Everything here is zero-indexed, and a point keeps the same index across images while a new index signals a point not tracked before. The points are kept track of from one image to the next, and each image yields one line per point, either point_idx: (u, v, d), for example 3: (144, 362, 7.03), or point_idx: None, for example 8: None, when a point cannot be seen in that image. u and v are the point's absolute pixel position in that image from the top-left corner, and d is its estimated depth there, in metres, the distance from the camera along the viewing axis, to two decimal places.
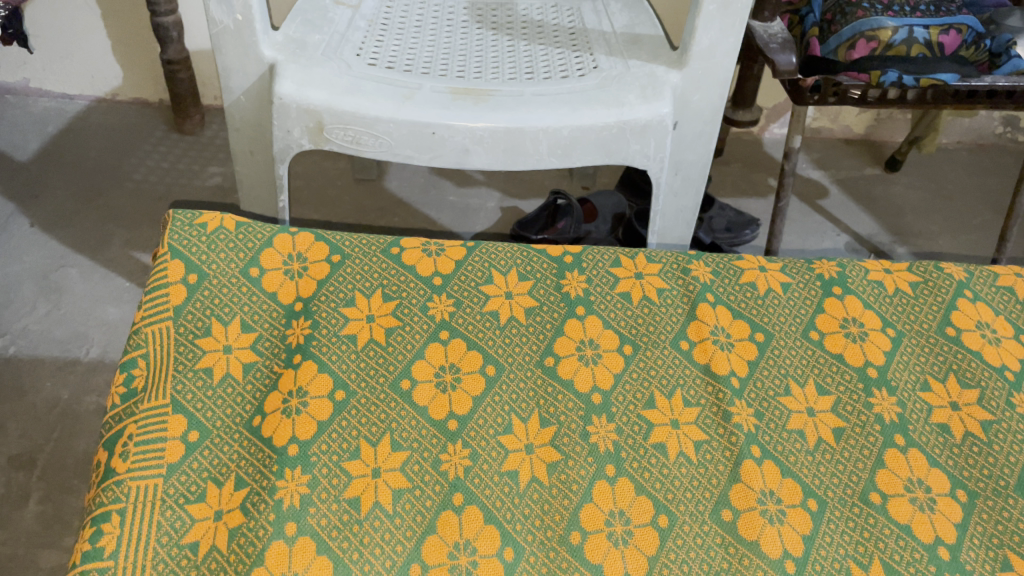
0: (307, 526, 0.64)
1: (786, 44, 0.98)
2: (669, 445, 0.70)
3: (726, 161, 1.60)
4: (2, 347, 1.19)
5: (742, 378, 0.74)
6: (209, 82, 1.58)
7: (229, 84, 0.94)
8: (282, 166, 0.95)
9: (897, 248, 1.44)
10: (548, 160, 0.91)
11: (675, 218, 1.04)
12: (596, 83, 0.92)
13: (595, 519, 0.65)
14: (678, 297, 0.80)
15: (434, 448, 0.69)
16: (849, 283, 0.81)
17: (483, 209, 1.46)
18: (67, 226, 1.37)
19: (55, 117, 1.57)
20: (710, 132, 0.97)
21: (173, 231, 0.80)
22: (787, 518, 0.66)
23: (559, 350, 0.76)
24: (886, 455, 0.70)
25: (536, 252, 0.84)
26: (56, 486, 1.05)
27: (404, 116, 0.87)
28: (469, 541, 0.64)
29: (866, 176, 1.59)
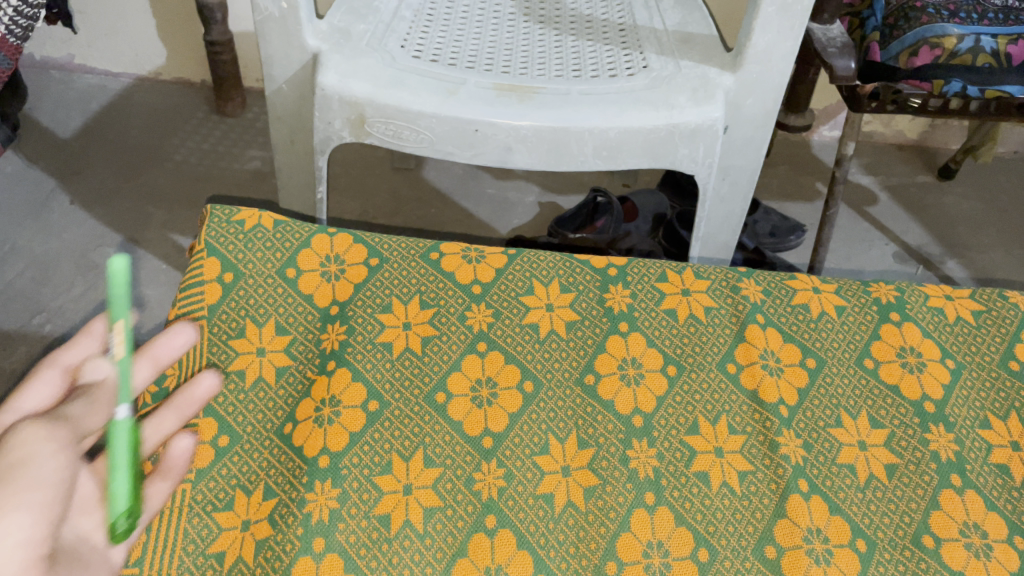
0: (335, 543, 0.62)
1: (845, 48, 0.92)
2: (713, 474, 0.67)
3: (773, 163, 1.56)
4: (39, 325, 1.19)
5: (792, 407, 0.71)
6: (251, 64, 1.57)
7: (271, 72, 0.92)
8: (322, 157, 0.93)
9: (948, 261, 1.39)
10: (593, 161, 0.88)
11: (721, 224, 1.01)
12: (646, 83, 0.88)
13: (632, 550, 0.63)
14: (726, 316, 0.77)
15: (467, 465, 0.67)
16: (907, 309, 0.77)
17: (522, 203, 1.44)
18: (106, 204, 1.36)
19: (98, 95, 1.56)
20: (763, 137, 0.93)
21: (209, 227, 0.79)
22: (834, 558, 0.63)
23: (599, 368, 0.73)
24: (941, 496, 0.66)
25: (579, 262, 0.81)
26: None
27: (448, 111, 0.84)
28: (502, 567, 0.62)
29: (918, 184, 1.53)
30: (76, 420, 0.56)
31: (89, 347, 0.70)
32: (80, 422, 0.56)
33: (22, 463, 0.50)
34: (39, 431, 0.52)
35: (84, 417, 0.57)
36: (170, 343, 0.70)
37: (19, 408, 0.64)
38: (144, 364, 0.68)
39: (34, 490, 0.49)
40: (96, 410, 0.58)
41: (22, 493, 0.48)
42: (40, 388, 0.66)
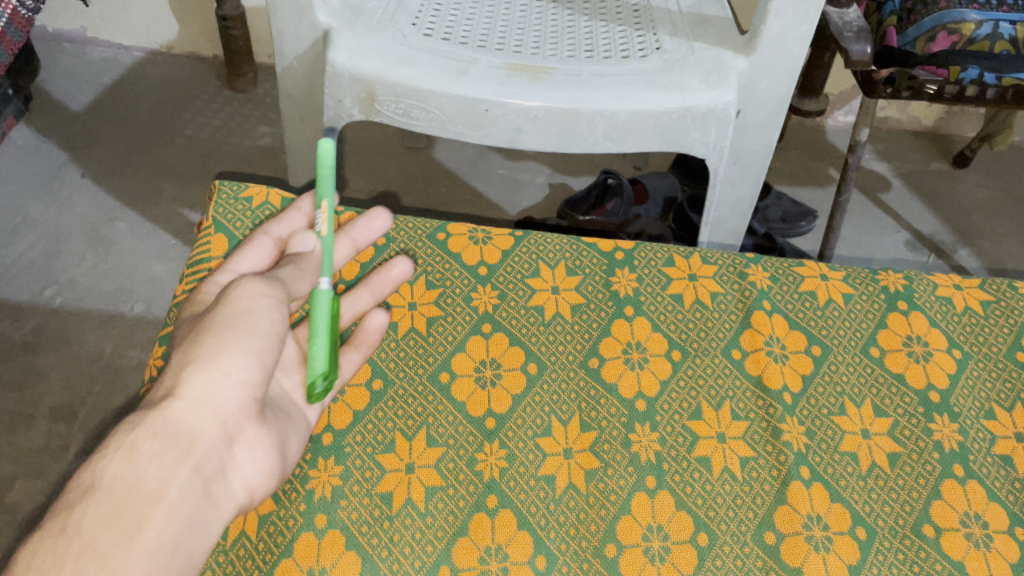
0: (337, 519, 0.64)
1: (861, 33, 0.89)
2: (714, 459, 0.67)
3: (786, 147, 1.54)
4: (50, 297, 1.20)
5: (796, 394, 0.71)
6: (263, 40, 1.56)
7: (282, 48, 0.91)
8: (332, 135, 0.93)
9: (960, 250, 1.38)
10: (603, 144, 0.87)
11: (731, 210, 1.00)
12: (658, 65, 0.88)
13: (632, 533, 0.63)
14: (732, 302, 0.77)
15: (469, 446, 0.68)
16: (915, 298, 0.77)
17: (532, 184, 1.43)
18: (117, 178, 1.37)
19: (110, 68, 1.56)
20: (775, 121, 0.92)
21: (218, 203, 0.79)
22: (833, 545, 0.63)
23: (603, 351, 0.73)
24: (943, 485, 0.66)
25: (586, 245, 0.80)
26: (95, 440, 1.06)
27: (458, 90, 0.84)
28: (501, 546, 0.63)
29: (932, 172, 1.51)
30: (290, 283, 0.63)
31: (295, 220, 0.76)
32: (291, 284, 0.63)
33: (246, 314, 0.59)
34: (259, 287, 0.60)
35: (294, 282, 0.64)
36: (369, 227, 0.77)
37: (238, 269, 0.71)
38: (344, 242, 0.76)
39: (254, 339, 0.58)
40: (302, 279, 0.65)
41: (241, 341, 0.58)
42: (256, 249, 0.72)
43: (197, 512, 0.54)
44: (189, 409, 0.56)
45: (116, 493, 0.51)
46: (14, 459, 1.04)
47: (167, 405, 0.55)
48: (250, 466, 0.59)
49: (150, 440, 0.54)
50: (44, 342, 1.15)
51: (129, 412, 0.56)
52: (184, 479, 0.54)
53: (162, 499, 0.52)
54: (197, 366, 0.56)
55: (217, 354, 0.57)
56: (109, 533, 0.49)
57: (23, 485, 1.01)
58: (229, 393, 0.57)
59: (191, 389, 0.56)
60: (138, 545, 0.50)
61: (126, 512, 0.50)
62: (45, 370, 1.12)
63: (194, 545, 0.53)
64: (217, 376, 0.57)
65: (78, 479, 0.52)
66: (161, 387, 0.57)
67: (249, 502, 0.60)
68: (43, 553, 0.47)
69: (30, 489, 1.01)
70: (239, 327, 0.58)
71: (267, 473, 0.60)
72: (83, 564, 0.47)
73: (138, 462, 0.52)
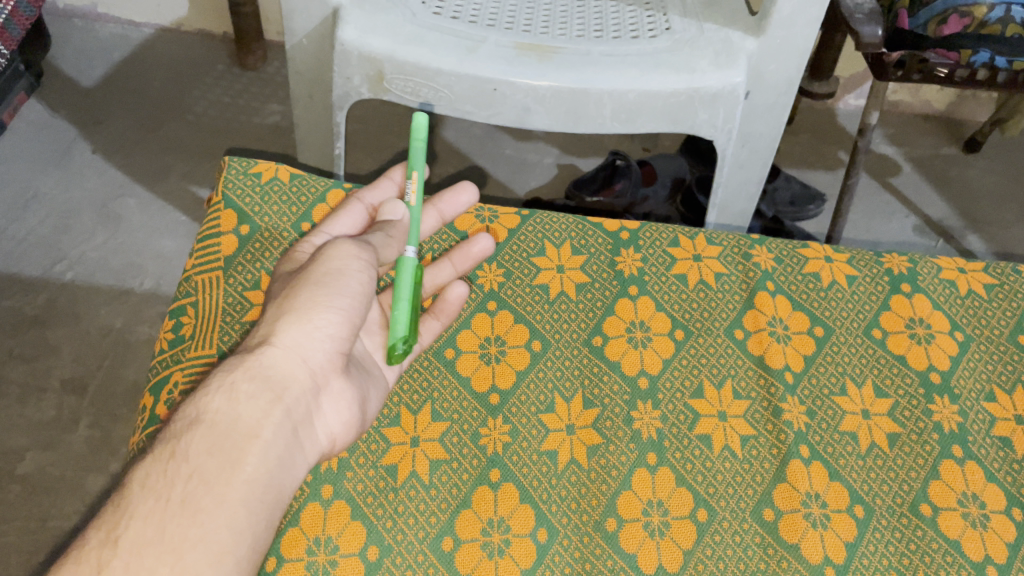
0: (343, 490, 0.65)
1: (873, 15, 0.89)
2: (714, 437, 0.68)
3: (797, 130, 1.54)
4: (60, 272, 1.21)
5: (797, 373, 0.72)
6: (273, 18, 1.55)
7: (292, 26, 0.92)
8: (340, 113, 0.93)
9: (968, 235, 1.38)
10: (611, 124, 0.87)
11: (738, 191, 1.00)
12: (667, 46, 0.87)
13: (632, 508, 0.65)
14: (736, 283, 0.77)
15: (473, 421, 0.69)
16: (919, 281, 0.77)
17: (540, 165, 1.43)
18: (127, 155, 1.37)
19: (120, 44, 1.56)
20: (784, 103, 0.92)
21: (227, 178, 0.80)
22: (830, 523, 0.64)
23: (607, 330, 0.74)
24: (941, 466, 0.67)
25: (591, 225, 0.81)
26: (105, 413, 1.08)
27: (466, 69, 0.84)
28: (503, 519, 0.64)
29: (943, 156, 1.50)
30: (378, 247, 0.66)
31: (385, 189, 0.78)
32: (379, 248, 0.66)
33: (338, 273, 0.61)
34: (351, 248, 0.63)
35: (382, 249, 0.67)
36: (456, 200, 0.79)
37: (332, 232, 0.73)
38: (429, 214, 0.78)
39: (344, 297, 0.61)
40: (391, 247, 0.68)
41: (332, 298, 0.60)
42: (348, 214, 0.75)
43: (289, 452, 0.58)
44: (283, 357, 0.59)
45: (218, 427, 0.55)
46: (25, 431, 1.05)
47: (263, 352, 0.59)
48: (333, 416, 0.63)
49: (248, 381, 0.57)
50: (55, 316, 1.16)
51: (229, 356, 0.59)
52: (278, 420, 0.57)
53: (258, 437, 0.56)
54: (291, 318, 0.60)
55: (310, 308, 0.60)
56: (212, 461, 0.53)
57: (35, 457, 1.03)
58: (318, 345, 0.60)
59: (284, 339, 0.59)
60: (237, 476, 0.54)
61: (227, 445, 0.54)
62: (56, 344, 1.13)
63: (285, 481, 0.57)
64: (309, 329, 0.60)
65: (184, 413, 0.56)
66: (258, 335, 0.61)
67: (332, 449, 0.63)
68: (156, 473, 0.52)
69: (42, 460, 1.03)
70: (331, 285, 0.61)
71: (349, 424, 0.64)
72: (192, 487, 0.52)
73: (238, 402, 0.56)
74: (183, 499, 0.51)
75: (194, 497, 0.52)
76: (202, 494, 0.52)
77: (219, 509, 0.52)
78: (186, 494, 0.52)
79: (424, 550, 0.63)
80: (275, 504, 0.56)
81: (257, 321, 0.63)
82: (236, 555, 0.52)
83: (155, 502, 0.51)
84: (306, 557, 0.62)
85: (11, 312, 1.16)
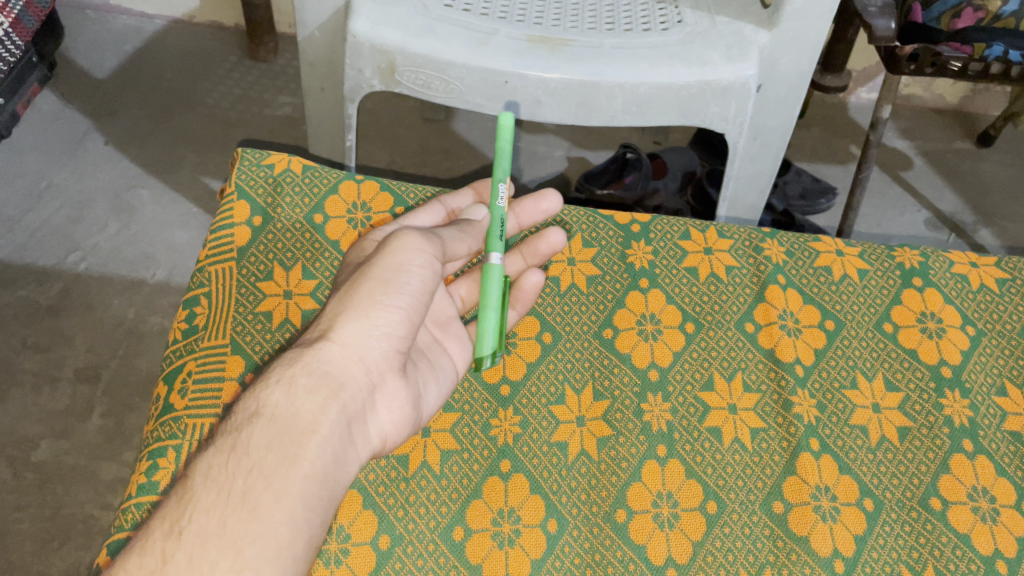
0: (354, 480, 0.65)
1: (886, 8, 0.88)
2: (724, 430, 0.68)
3: (808, 123, 1.53)
4: (74, 263, 1.22)
5: (807, 367, 0.72)
6: (284, 10, 1.55)
7: (303, 18, 0.92)
8: (351, 105, 0.93)
9: (981, 230, 1.38)
10: (622, 117, 0.87)
11: (749, 185, 1.00)
12: (679, 38, 0.87)
13: (642, 499, 0.65)
14: (747, 276, 0.77)
15: (484, 412, 0.69)
16: (930, 274, 0.77)
17: (551, 157, 1.43)
18: (139, 146, 1.38)
19: (132, 36, 1.56)
20: (796, 96, 0.91)
21: (240, 169, 0.80)
22: (840, 516, 0.64)
23: (618, 322, 0.74)
24: (951, 460, 0.67)
25: (602, 217, 0.81)
26: (118, 402, 1.09)
27: (478, 62, 0.84)
28: (514, 509, 0.64)
29: (955, 150, 1.49)
30: (446, 240, 0.68)
31: (466, 198, 0.80)
32: (448, 240, 0.68)
33: (399, 269, 0.62)
34: (415, 243, 0.63)
35: (454, 242, 0.69)
36: (538, 205, 0.78)
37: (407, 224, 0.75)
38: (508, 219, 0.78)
39: (403, 295, 0.61)
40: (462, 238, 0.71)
41: (393, 296, 0.60)
42: (427, 212, 0.76)
43: (345, 448, 0.57)
44: (340, 353, 0.58)
45: (277, 421, 0.54)
46: (40, 419, 1.06)
47: (320, 348, 0.58)
48: (387, 415, 0.61)
49: (305, 376, 0.57)
50: (68, 306, 1.17)
51: (288, 350, 0.59)
52: (335, 416, 0.56)
53: (316, 432, 0.55)
54: (351, 314, 0.59)
55: (371, 305, 0.60)
56: (272, 456, 0.53)
57: (49, 445, 1.04)
58: (376, 342, 0.60)
59: (342, 334, 0.59)
60: (296, 470, 0.53)
61: (286, 440, 0.54)
62: (69, 334, 1.14)
63: (341, 478, 0.56)
64: (367, 325, 0.59)
65: (245, 407, 0.56)
66: (317, 330, 0.61)
67: (383, 447, 0.62)
68: (217, 467, 0.53)
69: (56, 448, 1.04)
70: (391, 282, 0.61)
71: (400, 423, 0.62)
72: (252, 481, 0.52)
73: (296, 396, 0.56)
74: (243, 493, 0.51)
75: (255, 491, 0.51)
76: (262, 489, 0.51)
77: (279, 504, 0.51)
78: (246, 489, 0.51)
79: (435, 540, 0.63)
80: (330, 500, 0.55)
81: (316, 316, 0.63)
82: (294, 550, 0.51)
83: (217, 495, 0.51)
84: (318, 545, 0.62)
85: (26, 302, 1.17)
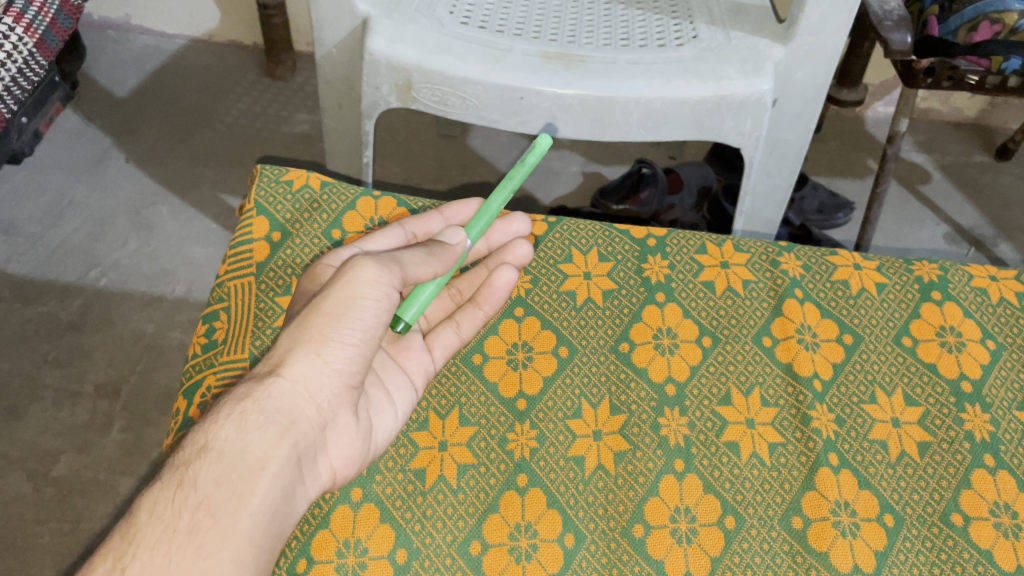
0: (372, 494, 0.66)
1: (902, 22, 0.88)
2: (742, 444, 0.68)
3: (824, 138, 1.53)
4: (94, 279, 1.23)
5: (826, 381, 0.71)
6: (303, 28, 1.57)
7: (322, 36, 0.93)
8: (368, 122, 0.94)
9: (1000, 244, 1.36)
10: (638, 132, 0.88)
11: (766, 200, 1.00)
12: (694, 54, 0.87)
13: (659, 514, 0.65)
14: (764, 290, 0.77)
15: (501, 426, 0.69)
16: (949, 288, 0.76)
17: (566, 172, 1.44)
18: (159, 163, 1.40)
19: (153, 55, 1.58)
20: (812, 111, 0.91)
21: (260, 186, 0.82)
22: (861, 531, 0.64)
23: (634, 337, 0.74)
24: (972, 475, 0.66)
25: (618, 231, 0.82)
26: (137, 418, 1.10)
27: (493, 78, 0.85)
28: (530, 524, 0.64)
29: (973, 163, 1.48)
30: (408, 265, 0.63)
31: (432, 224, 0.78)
32: (409, 265, 0.63)
33: (353, 303, 0.60)
34: (372, 274, 0.60)
35: (417, 265, 0.63)
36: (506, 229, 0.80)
37: (366, 248, 0.72)
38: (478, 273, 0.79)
39: (356, 331, 0.60)
40: (427, 264, 0.64)
41: (344, 332, 0.60)
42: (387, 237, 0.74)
43: (292, 484, 0.58)
44: (291, 390, 0.58)
45: (226, 457, 0.54)
46: (59, 434, 1.07)
47: (271, 383, 0.58)
48: (337, 453, 0.62)
49: (257, 413, 0.57)
50: (89, 321, 1.19)
51: (239, 384, 0.59)
52: (285, 453, 0.57)
53: (266, 469, 0.55)
54: (305, 349, 0.59)
55: (325, 343, 0.59)
56: (220, 492, 0.53)
57: (68, 460, 1.05)
58: (327, 380, 0.60)
59: (294, 370, 0.58)
60: (244, 507, 0.53)
61: (235, 476, 0.54)
62: (90, 349, 1.16)
63: (288, 513, 0.57)
64: (319, 362, 0.59)
65: (192, 440, 0.55)
66: (269, 364, 0.60)
67: (333, 483, 0.63)
68: (164, 502, 0.52)
69: (76, 463, 1.05)
70: (342, 316, 0.59)
71: (350, 459, 0.63)
72: (198, 517, 0.51)
73: (246, 432, 0.56)
74: (190, 530, 0.51)
75: (201, 527, 0.51)
76: (209, 525, 0.51)
77: (225, 542, 0.51)
78: (192, 525, 0.51)
79: (452, 554, 0.63)
80: (277, 536, 0.55)
81: (267, 349, 0.62)
82: None
83: (163, 531, 0.51)
84: (336, 559, 0.63)
85: (47, 317, 1.18)
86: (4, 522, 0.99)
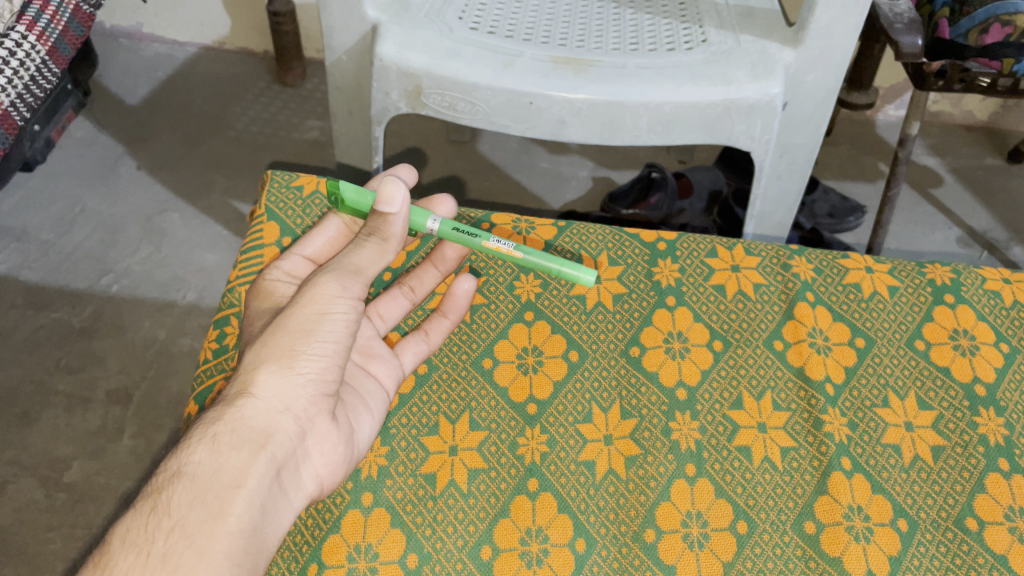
0: (382, 498, 0.66)
1: (913, 25, 0.88)
2: (754, 448, 0.68)
3: (835, 141, 1.52)
4: (106, 285, 1.24)
5: (838, 385, 0.71)
6: (313, 35, 1.57)
7: (331, 43, 0.93)
8: (378, 128, 0.94)
9: (1013, 247, 1.36)
10: (647, 136, 0.87)
11: (776, 203, 0.99)
12: (704, 58, 0.87)
13: (671, 519, 0.64)
14: (775, 294, 0.77)
15: (512, 429, 0.69)
16: (962, 291, 0.76)
17: (575, 177, 1.44)
18: (171, 171, 1.40)
19: (164, 63, 1.59)
20: (823, 114, 0.91)
21: (271, 192, 0.83)
22: (874, 536, 0.63)
23: (645, 340, 0.74)
24: (987, 479, 0.66)
25: (628, 236, 0.81)
26: (148, 423, 1.10)
27: (503, 83, 0.85)
28: (541, 529, 0.64)
29: (986, 166, 1.47)
30: (367, 268, 0.64)
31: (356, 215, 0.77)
32: (368, 268, 0.64)
33: (321, 317, 0.61)
34: (337, 288, 0.62)
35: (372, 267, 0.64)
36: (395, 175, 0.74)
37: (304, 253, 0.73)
38: (428, 272, 0.78)
39: (326, 342, 0.61)
40: (383, 256, 0.65)
41: (313, 344, 0.60)
42: (323, 233, 0.74)
43: (272, 499, 0.58)
44: (264, 408, 0.59)
45: (200, 479, 0.54)
46: (72, 440, 1.08)
47: (243, 404, 0.58)
48: (321, 460, 0.63)
49: (230, 434, 0.57)
50: (101, 328, 1.19)
51: (209, 408, 0.59)
52: (262, 469, 0.57)
53: (243, 486, 0.55)
54: (273, 366, 0.59)
55: (295, 357, 0.60)
56: (195, 513, 0.53)
57: (80, 465, 1.06)
58: (302, 391, 0.60)
59: (265, 389, 0.59)
60: (220, 527, 0.53)
61: (210, 496, 0.54)
62: (101, 355, 1.16)
63: (269, 529, 0.57)
64: (291, 376, 0.60)
65: (166, 465, 0.55)
66: (237, 382, 0.60)
67: (321, 491, 0.63)
68: (136, 528, 0.51)
69: (88, 469, 1.05)
70: (312, 331, 0.60)
71: (335, 465, 0.63)
72: (173, 539, 0.51)
73: (221, 453, 0.56)
74: (164, 553, 0.51)
75: (176, 550, 0.51)
76: (184, 546, 0.51)
77: (202, 562, 0.51)
78: (167, 548, 0.51)
79: (463, 558, 0.63)
80: (258, 553, 0.55)
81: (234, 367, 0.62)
82: None
83: (136, 556, 0.50)
84: (347, 563, 0.63)
85: (59, 324, 1.19)
86: (17, 528, 1.00)
